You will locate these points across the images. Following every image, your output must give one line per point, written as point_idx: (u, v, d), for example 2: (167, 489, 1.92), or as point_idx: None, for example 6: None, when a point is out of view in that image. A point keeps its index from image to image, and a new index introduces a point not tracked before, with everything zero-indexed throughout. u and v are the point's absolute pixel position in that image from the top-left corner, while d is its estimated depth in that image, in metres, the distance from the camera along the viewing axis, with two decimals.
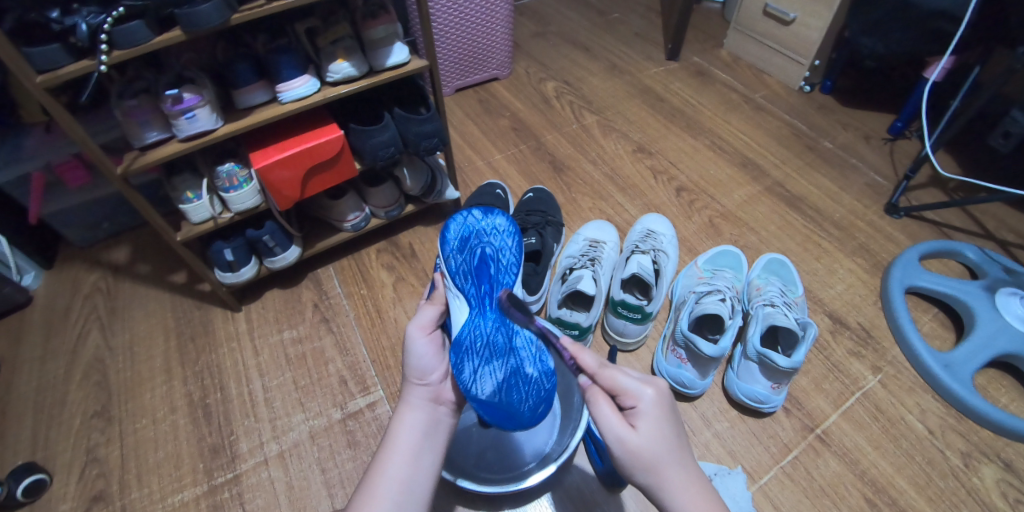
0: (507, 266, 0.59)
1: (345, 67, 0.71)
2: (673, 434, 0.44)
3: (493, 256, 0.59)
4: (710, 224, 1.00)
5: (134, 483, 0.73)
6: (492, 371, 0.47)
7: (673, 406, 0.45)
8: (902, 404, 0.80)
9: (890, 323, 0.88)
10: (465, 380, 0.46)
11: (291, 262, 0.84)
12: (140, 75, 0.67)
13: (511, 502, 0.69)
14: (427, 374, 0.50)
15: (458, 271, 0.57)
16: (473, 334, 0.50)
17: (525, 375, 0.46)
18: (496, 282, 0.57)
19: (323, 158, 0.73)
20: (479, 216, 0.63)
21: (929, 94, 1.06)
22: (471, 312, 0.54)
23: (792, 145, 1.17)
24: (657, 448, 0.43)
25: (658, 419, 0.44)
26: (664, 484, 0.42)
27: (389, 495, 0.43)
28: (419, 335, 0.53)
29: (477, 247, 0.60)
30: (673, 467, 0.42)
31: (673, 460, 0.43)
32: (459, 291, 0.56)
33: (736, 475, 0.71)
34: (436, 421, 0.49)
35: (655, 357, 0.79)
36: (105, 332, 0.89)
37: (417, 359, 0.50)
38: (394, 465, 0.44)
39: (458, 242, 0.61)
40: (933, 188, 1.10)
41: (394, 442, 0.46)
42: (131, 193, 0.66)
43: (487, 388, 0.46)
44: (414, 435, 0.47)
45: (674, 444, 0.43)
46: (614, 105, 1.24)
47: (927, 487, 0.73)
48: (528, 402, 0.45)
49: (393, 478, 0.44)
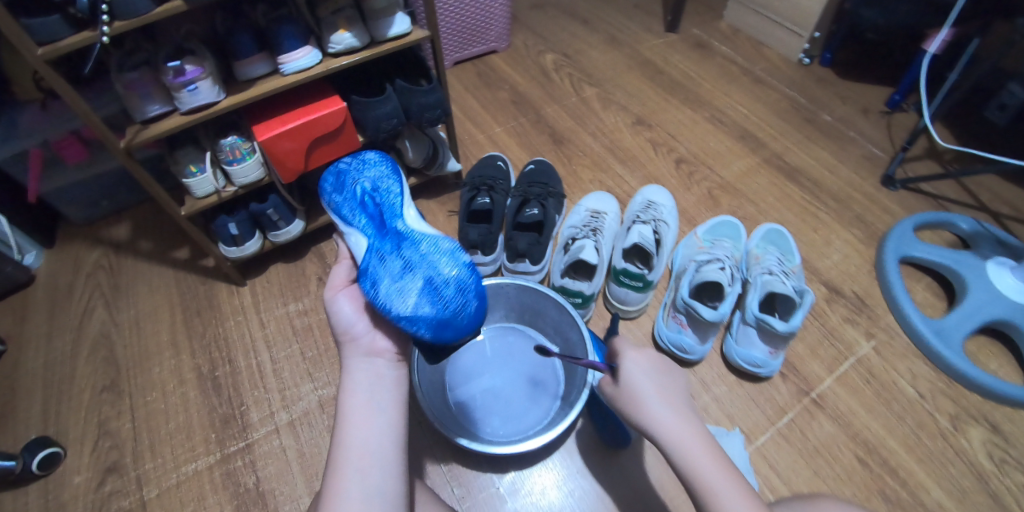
0: (388, 189, 0.52)
1: (347, 38, 0.70)
2: (664, 388, 0.47)
3: (374, 186, 0.53)
4: (709, 196, 1.01)
5: (147, 453, 0.74)
6: (410, 286, 0.44)
7: (662, 364, 0.49)
8: (894, 369, 0.82)
9: (883, 291, 0.90)
10: (384, 303, 0.44)
11: (295, 236, 0.85)
12: (139, 47, 0.66)
13: (516, 465, 0.71)
14: (352, 328, 0.49)
15: (343, 208, 0.52)
16: (377, 261, 0.46)
17: (441, 276, 0.45)
18: (387, 211, 0.50)
19: (326, 130, 0.73)
20: (349, 160, 0.57)
21: (928, 66, 1.06)
22: (369, 240, 0.49)
23: (791, 118, 1.17)
24: (649, 397, 0.46)
25: (647, 372, 0.47)
26: (662, 429, 0.44)
27: (352, 465, 0.41)
28: (337, 292, 0.51)
29: (356, 181, 0.53)
30: (667, 414, 0.45)
31: (666, 407, 0.45)
32: (353, 227, 0.50)
33: (734, 436, 0.74)
34: (380, 375, 0.47)
35: (656, 324, 0.81)
36: (110, 308, 0.89)
37: (341, 315, 0.49)
38: (351, 432, 0.42)
39: (335, 180, 0.55)
40: (929, 160, 1.11)
41: (345, 406, 0.44)
42: (135, 167, 0.67)
43: (409, 301, 0.43)
44: (361, 395, 0.45)
45: (665, 394, 0.46)
46: (614, 78, 1.23)
47: (917, 447, 0.75)
48: (451, 298, 0.44)
49: (351, 446, 0.42)
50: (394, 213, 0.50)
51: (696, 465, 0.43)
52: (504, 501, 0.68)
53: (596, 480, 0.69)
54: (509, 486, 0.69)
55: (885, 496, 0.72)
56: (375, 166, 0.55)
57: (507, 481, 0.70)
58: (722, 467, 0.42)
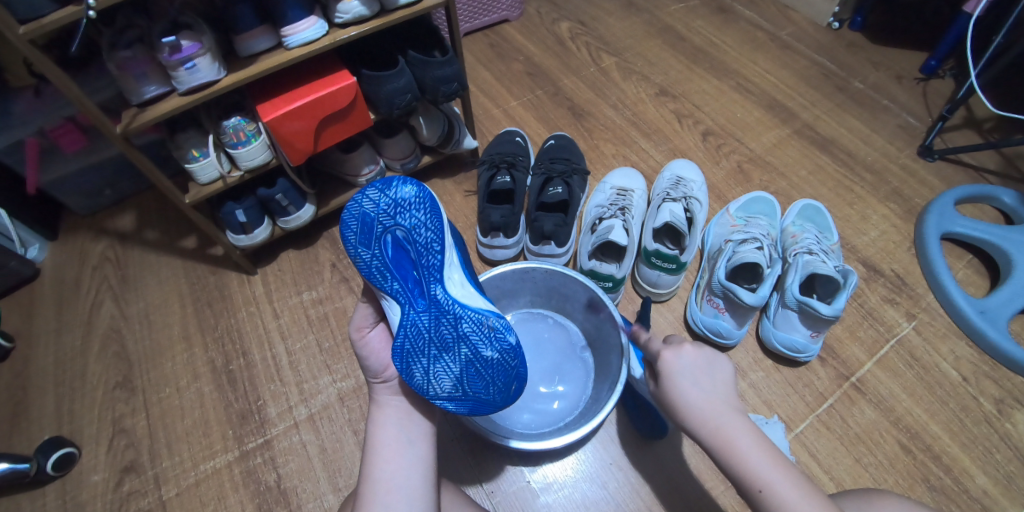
0: (427, 246, 0.48)
1: (355, 6, 0.65)
2: (731, 403, 0.41)
3: (408, 239, 0.49)
4: (739, 170, 0.96)
5: (165, 451, 0.72)
6: (445, 370, 0.46)
7: (724, 373, 0.43)
8: (937, 351, 0.78)
9: (924, 269, 0.85)
10: (420, 383, 0.45)
11: (306, 221, 0.81)
12: (132, 23, 0.62)
13: (548, 457, 0.68)
14: (382, 372, 0.52)
15: (374, 271, 0.48)
16: (414, 336, 0.47)
17: (484, 360, 0.46)
18: (426, 276, 0.49)
19: (336, 108, 0.69)
20: (375, 194, 0.48)
21: (970, 27, 0.99)
22: (404, 308, 0.48)
23: (822, 86, 1.10)
24: (711, 411, 0.41)
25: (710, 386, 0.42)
26: (730, 453, 0.39)
27: (378, 496, 0.43)
28: (363, 338, 0.54)
29: (387, 236, 0.48)
30: (732, 437, 0.39)
31: (729, 425, 0.40)
32: (385, 292, 0.49)
33: (774, 424, 0.71)
34: (410, 411, 0.51)
35: (689, 307, 0.78)
36: (119, 302, 0.86)
37: (371, 359, 0.53)
38: (382, 465, 0.45)
39: (360, 228, 0.48)
40: (967, 130, 1.05)
41: (377, 440, 0.47)
42: (135, 153, 0.63)
43: (445, 385, 0.46)
44: (392, 431, 0.48)
45: (730, 411, 0.41)
46: (633, 46, 1.17)
47: (961, 432, 0.72)
48: (489, 383, 0.46)
49: (380, 479, 0.44)
50: (435, 277, 0.49)
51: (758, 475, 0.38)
52: (537, 495, 0.66)
53: (631, 471, 0.67)
54: (541, 480, 0.67)
55: (930, 484, 0.68)
56: (413, 213, 0.48)
57: (539, 474, 0.67)
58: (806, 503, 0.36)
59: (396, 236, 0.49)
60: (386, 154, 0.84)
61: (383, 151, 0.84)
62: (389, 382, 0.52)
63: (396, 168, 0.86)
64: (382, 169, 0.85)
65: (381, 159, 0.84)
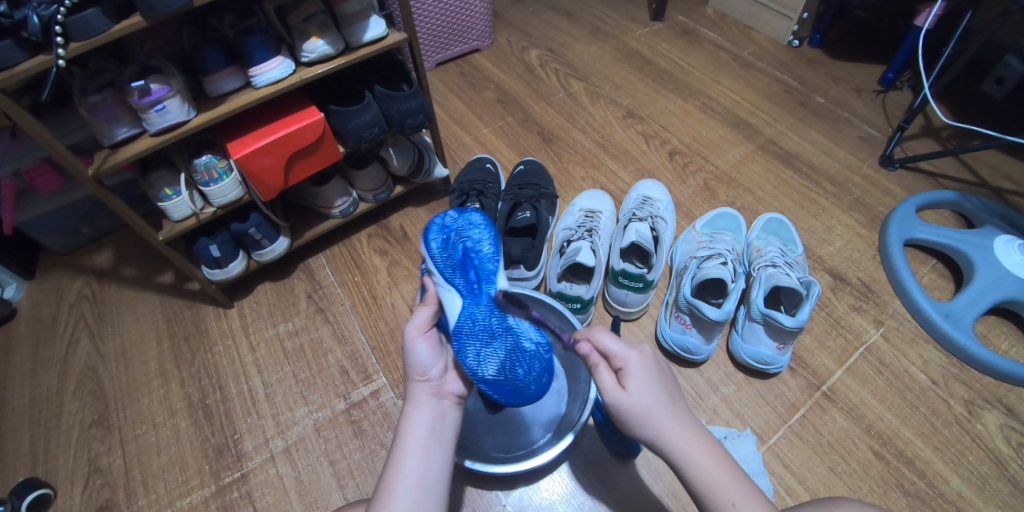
0: (488, 257, 0.55)
1: (320, 46, 0.67)
2: (665, 390, 0.45)
3: (475, 248, 0.56)
4: (705, 187, 0.99)
5: (141, 489, 0.72)
6: (493, 354, 0.47)
7: (657, 362, 0.47)
8: (904, 357, 0.80)
9: (889, 276, 0.87)
10: (469, 364, 0.47)
11: (280, 253, 0.83)
12: (103, 68, 0.63)
13: (523, 480, 0.69)
14: (428, 370, 0.48)
15: (445, 266, 0.54)
16: (469, 321, 0.49)
17: (524, 350, 0.48)
18: (484, 276, 0.54)
19: (304, 144, 0.70)
20: (453, 216, 0.59)
21: (920, 42, 1.04)
22: (464, 300, 0.52)
23: (783, 102, 1.14)
24: (651, 402, 0.44)
25: (648, 378, 0.45)
26: (665, 438, 0.43)
27: (407, 491, 0.42)
28: (418, 338, 0.49)
29: (461, 243, 0.56)
30: (668, 421, 0.43)
31: (666, 411, 0.44)
32: (450, 284, 0.53)
33: (746, 437, 0.72)
34: (443, 415, 0.48)
35: (659, 325, 0.80)
36: (95, 339, 0.86)
37: (419, 357, 0.48)
38: (410, 462, 0.44)
39: (442, 237, 0.57)
40: (926, 138, 1.08)
41: (407, 439, 0.46)
42: (106, 194, 0.64)
43: (490, 369, 0.46)
44: (424, 430, 0.46)
45: (666, 398, 0.45)
46: (600, 71, 1.21)
47: (933, 436, 0.73)
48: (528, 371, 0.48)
49: (408, 476, 0.43)
50: (490, 280, 0.54)
51: (684, 456, 0.43)
52: None
53: (606, 489, 0.67)
54: (517, 503, 0.67)
55: (905, 489, 0.69)
56: (478, 234, 0.57)
57: (515, 498, 0.68)
58: (731, 477, 0.42)
59: (467, 246, 0.56)
60: (358, 186, 0.86)
61: (355, 182, 0.86)
62: (430, 381, 0.48)
63: (369, 199, 0.87)
64: (355, 200, 0.87)
65: (353, 190, 0.86)
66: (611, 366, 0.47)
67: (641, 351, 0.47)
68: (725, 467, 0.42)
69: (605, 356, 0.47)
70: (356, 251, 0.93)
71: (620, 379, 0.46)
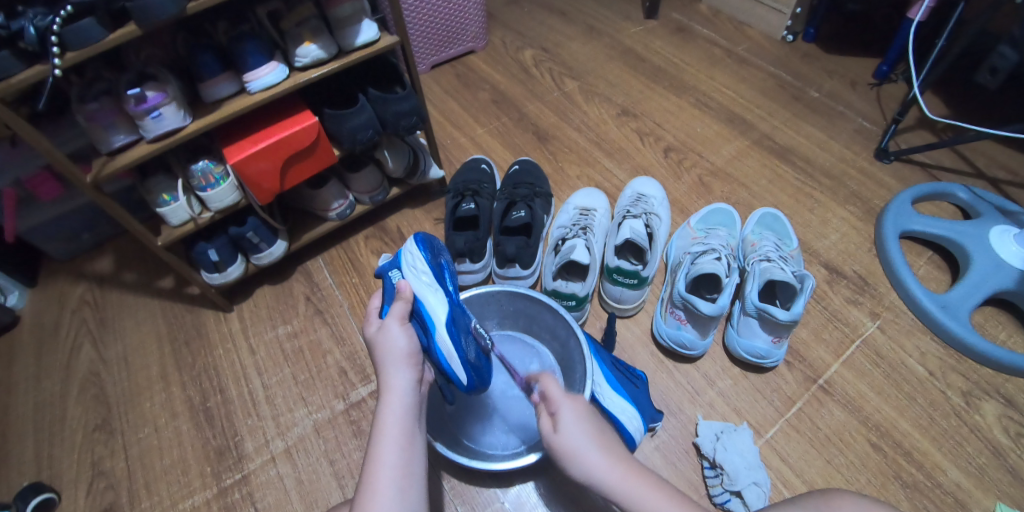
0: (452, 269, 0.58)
1: (313, 50, 0.68)
2: (597, 430, 0.44)
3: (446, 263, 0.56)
4: (700, 183, 0.99)
5: (144, 492, 0.72)
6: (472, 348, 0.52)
7: (589, 410, 0.47)
8: (902, 349, 0.80)
9: (885, 268, 0.87)
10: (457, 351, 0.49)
11: (278, 257, 0.83)
12: (100, 76, 0.64)
13: (520, 478, 0.69)
14: (415, 355, 0.47)
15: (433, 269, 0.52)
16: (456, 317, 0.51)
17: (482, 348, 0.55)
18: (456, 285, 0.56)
19: (299, 148, 0.71)
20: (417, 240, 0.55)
21: (913, 34, 1.03)
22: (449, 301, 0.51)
23: (778, 97, 1.14)
24: (581, 441, 0.43)
25: (578, 419, 0.45)
26: (595, 475, 0.42)
27: (392, 482, 0.40)
28: (405, 329, 0.47)
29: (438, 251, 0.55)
30: (599, 458, 0.42)
31: (594, 449, 0.43)
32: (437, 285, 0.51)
33: (742, 431, 0.71)
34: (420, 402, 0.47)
35: (655, 321, 0.80)
36: (97, 345, 0.87)
37: (403, 344, 0.47)
38: (392, 452, 0.42)
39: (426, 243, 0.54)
40: (922, 130, 1.08)
41: (388, 425, 0.43)
42: (105, 201, 0.64)
43: (471, 355, 0.52)
44: (408, 416, 0.44)
45: (597, 437, 0.44)
46: (594, 69, 1.21)
47: (930, 427, 0.73)
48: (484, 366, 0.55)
49: (392, 465, 0.41)
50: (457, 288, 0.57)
51: (621, 490, 0.41)
52: None
53: (600, 489, 0.68)
54: (515, 500, 0.68)
55: (903, 481, 0.69)
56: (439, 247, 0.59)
57: (513, 494, 0.68)
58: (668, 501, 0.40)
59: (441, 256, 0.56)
60: (354, 188, 0.86)
61: (352, 185, 0.86)
62: (416, 366, 0.47)
63: (365, 201, 0.88)
64: (352, 202, 0.87)
65: (350, 193, 0.87)
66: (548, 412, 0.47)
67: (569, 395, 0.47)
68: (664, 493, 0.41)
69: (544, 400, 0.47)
70: (354, 253, 0.94)
71: (554, 422, 0.45)
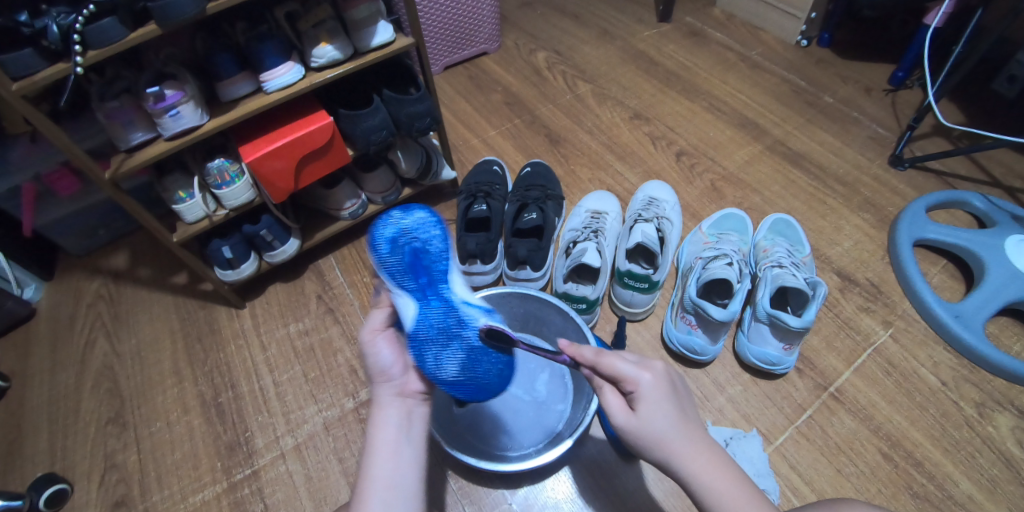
0: (441, 256, 0.49)
1: (329, 51, 0.69)
2: (679, 411, 0.42)
3: (425, 249, 0.49)
4: (712, 188, 0.99)
5: (155, 485, 0.73)
6: (454, 355, 0.45)
7: (671, 381, 0.44)
8: (914, 358, 0.79)
9: (899, 277, 0.87)
10: (429, 368, 0.46)
11: (291, 255, 0.84)
12: (120, 74, 0.65)
13: (529, 480, 0.70)
14: (388, 370, 0.47)
15: (395, 272, 0.47)
16: (426, 326, 0.46)
17: (482, 348, 0.47)
18: (438, 278, 0.48)
19: (314, 147, 0.72)
20: (398, 213, 0.50)
21: (930, 41, 1.02)
22: (418, 306, 0.47)
23: (791, 102, 1.14)
24: (663, 426, 0.41)
25: (661, 399, 0.42)
26: (676, 463, 0.40)
27: (377, 493, 0.40)
28: (376, 339, 0.48)
29: (409, 243, 0.48)
30: (682, 445, 0.40)
31: (680, 434, 0.41)
32: (402, 290, 0.47)
33: (752, 438, 0.72)
34: (410, 413, 0.46)
35: (665, 326, 0.80)
36: (112, 339, 0.88)
37: (380, 357, 0.47)
38: (379, 464, 0.41)
39: (388, 239, 0.49)
40: (937, 138, 1.07)
41: (374, 442, 0.43)
42: (123, 197, 0.65)
43: (451, 370, 0.45)
44: (391, 430, 0.44)
45: (680, 421, 0.41)
46: (607, 72, 1.21)
47: (942, 438, 0.72)
48: (490, 367, 0.48)
49: (379, 477, 0.41)
50: (443, 280, 0.48)
51: (700, 480, 0.39)
52: None
53: (608, 492, 0.68)
54: (523, 502, 0.68)
55: (914, 492, 0.69)
56: (428, 228, 0.50)
57: (521, 496, 0.68)
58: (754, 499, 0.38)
59: (416, 246, 0.48)
60: (367, 188, 0.87)
61: (365, 185, 0.87)
62: (393, 381, 0.47)
63: (378, 201, 0.89)
64: (364, 202, 0.88)
65: (362, 193, 0.88)
66: (621, 387, 0.44)
67: (649, 372, 0.43)
68: (746, 486, 0.39)
69: (615, 377, 0.43)
70: (365, 252, 0.95)
71: (630, 402, 0.43)
